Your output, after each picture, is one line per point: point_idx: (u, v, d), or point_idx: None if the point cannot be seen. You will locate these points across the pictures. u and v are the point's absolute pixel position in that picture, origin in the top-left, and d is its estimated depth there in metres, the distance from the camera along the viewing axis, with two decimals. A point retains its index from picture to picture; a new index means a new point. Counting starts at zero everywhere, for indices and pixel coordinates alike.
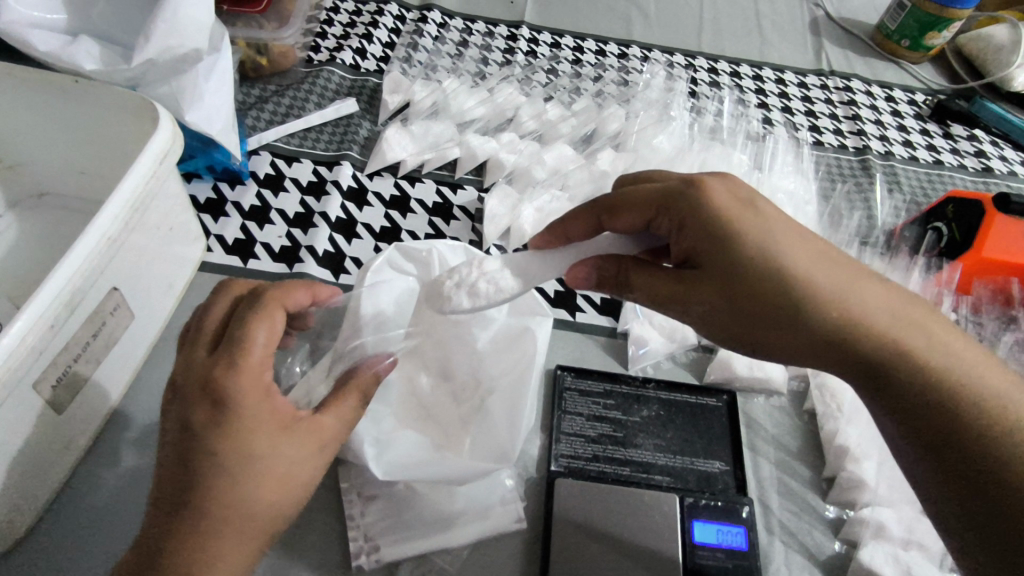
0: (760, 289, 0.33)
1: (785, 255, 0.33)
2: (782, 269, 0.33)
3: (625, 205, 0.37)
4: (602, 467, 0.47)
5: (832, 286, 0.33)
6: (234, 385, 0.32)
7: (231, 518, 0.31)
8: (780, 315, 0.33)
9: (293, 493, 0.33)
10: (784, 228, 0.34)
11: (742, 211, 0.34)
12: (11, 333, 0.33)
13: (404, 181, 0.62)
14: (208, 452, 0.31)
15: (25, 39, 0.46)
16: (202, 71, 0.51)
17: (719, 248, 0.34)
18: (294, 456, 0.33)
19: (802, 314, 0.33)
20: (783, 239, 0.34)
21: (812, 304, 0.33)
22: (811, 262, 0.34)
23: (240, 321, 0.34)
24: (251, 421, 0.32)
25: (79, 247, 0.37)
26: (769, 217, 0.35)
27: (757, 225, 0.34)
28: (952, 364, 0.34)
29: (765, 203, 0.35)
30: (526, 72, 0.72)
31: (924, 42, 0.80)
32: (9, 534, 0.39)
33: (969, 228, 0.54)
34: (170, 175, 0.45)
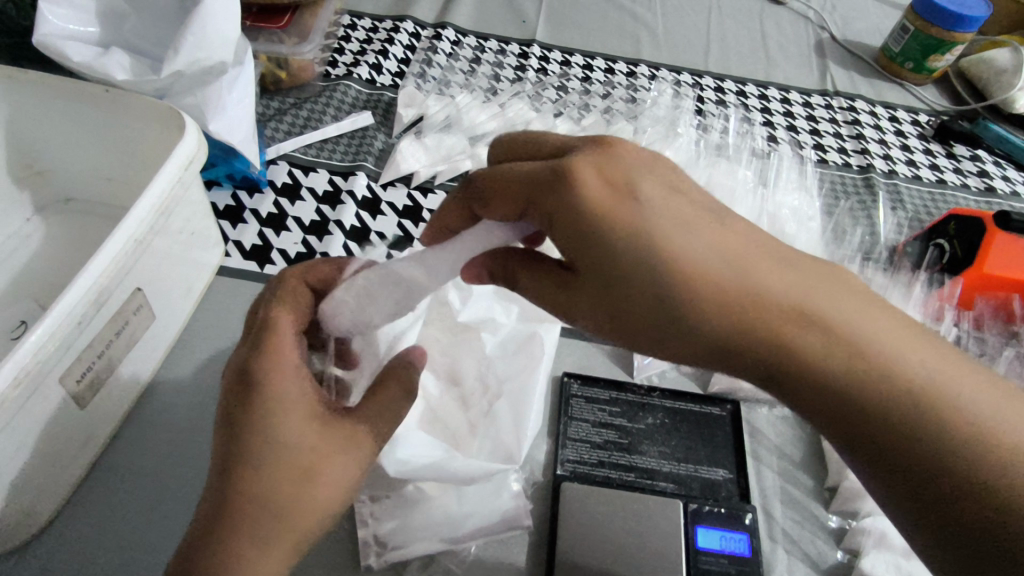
0: (638, 286, 0.33)
1: (648, 235, 0.33)
2: (659, 259, 0.33)
3: (490, 193, 0.37)
4: (608, 472, 0.47)
5: (698, 263, 0.33)
6: (256, 366, 0.33)
7: (253, 503, 0.31)
8: (655, 309, 0.33)
9: (317, 483, 0.32)
10: (659, 214, 0.34)
11: (605, 193, 0.34)
12: (42, 328, 0.35)
13: (417, 191, 0.64)
14: (233, 435, 0.32)
15: (60, 50, 0.48)
16: (225, 84, 0.54)
17: (592, 245, 0.34)
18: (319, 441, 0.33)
19: (684, 309, 0.33)
20: (651, 220, 0.33)
21: (685, 291, 0.32)
22: (688, 247, 0.33)
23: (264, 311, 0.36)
24: (275, 402, 0.32)
25: (106, 247, 0.38)
26: (640, 203, 0.34)
27: (618, 207, 0.34)
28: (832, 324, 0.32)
29: (637, 183, 0.34)
30: (537, 89, 0.74)
31: (927, 64, 0.82)
32: (30, 525, 0.40)
33: (970, 245, 0.55)
34: (193, 181, 0.46)
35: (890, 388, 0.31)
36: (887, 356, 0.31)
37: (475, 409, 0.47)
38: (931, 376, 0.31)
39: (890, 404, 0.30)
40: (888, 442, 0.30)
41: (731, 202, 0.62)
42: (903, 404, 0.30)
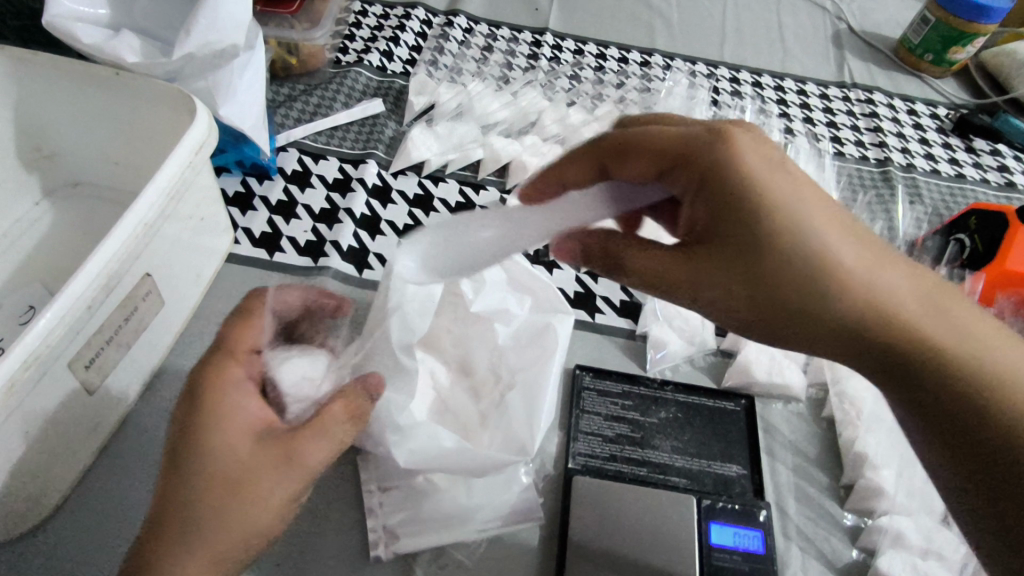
0: (772, 264, 0.33)
1: (743, 195, 0.34)
2: (794, 234, 0.33)
3: (635, 148, 0.38)
4: (619, 466, 0.47)
5: (790, 219, 0.33)
6: (201, 386, 0.36)
7: (182, 514, 0.32)
8: (758, 274, 0.34)
9: (243, 490, 0.33)
10: (803, 191, 0.34)
11: (710, 153, 0.35)
12: (51, 312, 0.34)
13: (428, 180, 0.63)
14: (174, 442, 0.35)
15: (70, 32, 0.47)
16: (237, 68, 0.53)
17: (728, 219, 0.34)
18: (248, 459, 0.34)
19: (817, 287, 0.33)
20: (761, 180, 0.34)
21: (833, 288, 0.33)
22: (828, 229, 0.33)
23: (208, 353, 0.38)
24: (209, 434, 0.34)
25: (116, 232, 0.38)
26: (795, 176, 0.35)
27: (723, 165, 0.34)
28: (903, 292, 0.33)
29: (790, 163, 0.35)
30: (549, 78, 0.73)
31: (947, 56, 0.80)
32: (37, 510, 0.40)
33: (991, 240, 0.54)
34: (204, 166, 0.46)
35: (951, 364, 0.32)
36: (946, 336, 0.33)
37: (486, 401, 0.46)
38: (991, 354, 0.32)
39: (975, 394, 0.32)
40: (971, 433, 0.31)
41: None
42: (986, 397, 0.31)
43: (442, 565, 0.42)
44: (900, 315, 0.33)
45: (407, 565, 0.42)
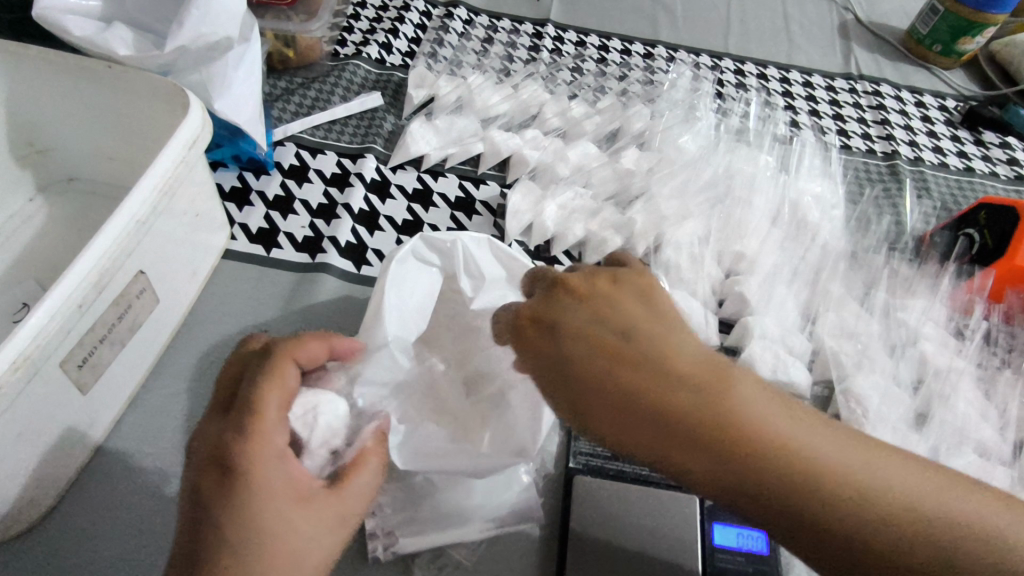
0: (594, 400, 0.32)
1: (589, 368, 0.32)
2: (591, 375, 0.32)
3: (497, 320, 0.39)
4: (621, 466, 0.45)
5: (635, 391, 0.31)
6: (247, 451, 0.31)
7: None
8: (609, 419, 0.31)
9: (297, 555, 0.31)
10: (586, 324, 0.34)
11: (544, 331, 0.35)
12: (40, 311, 0.34)
13: (428, 174, 0.62)
14: (216, 517, 0.30)
15: (61, 25, 0.46)
16: (231, 61, 0.52)
17: (554, 368, 0.33)
18: (306, 528, 0.31)
19: (629, 424, 0.30)
20: (576, 336, 0.33)
21: (643, 424, 0.30)
22: (614, 364, 0.32)
23: (250, 385, 0.33)
24: (263, 490, 0.31)
25: (108, 228, 0.37)
26: (578, 320, 0.34)
27: (558, 335, 0.34)
28: (786, 432, 0.29)
29: (566, 300, 0.35)
30: (551, 70, 0.72)
31: (956, 47, 0.79)
32: (32, 510, 0.39)
33: (1001, 235, 0.53)
34: (198, 161, 0.45)
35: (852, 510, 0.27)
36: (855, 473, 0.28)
37: (486, 399, 0.45)
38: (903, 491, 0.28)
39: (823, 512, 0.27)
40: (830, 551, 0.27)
41: (751, 190, 0.60)
42: (832, 513, 0.27)
43: (441, 566, 0.42)
44: (791, 462, 0.28)
45: (406, 566, 0.42)
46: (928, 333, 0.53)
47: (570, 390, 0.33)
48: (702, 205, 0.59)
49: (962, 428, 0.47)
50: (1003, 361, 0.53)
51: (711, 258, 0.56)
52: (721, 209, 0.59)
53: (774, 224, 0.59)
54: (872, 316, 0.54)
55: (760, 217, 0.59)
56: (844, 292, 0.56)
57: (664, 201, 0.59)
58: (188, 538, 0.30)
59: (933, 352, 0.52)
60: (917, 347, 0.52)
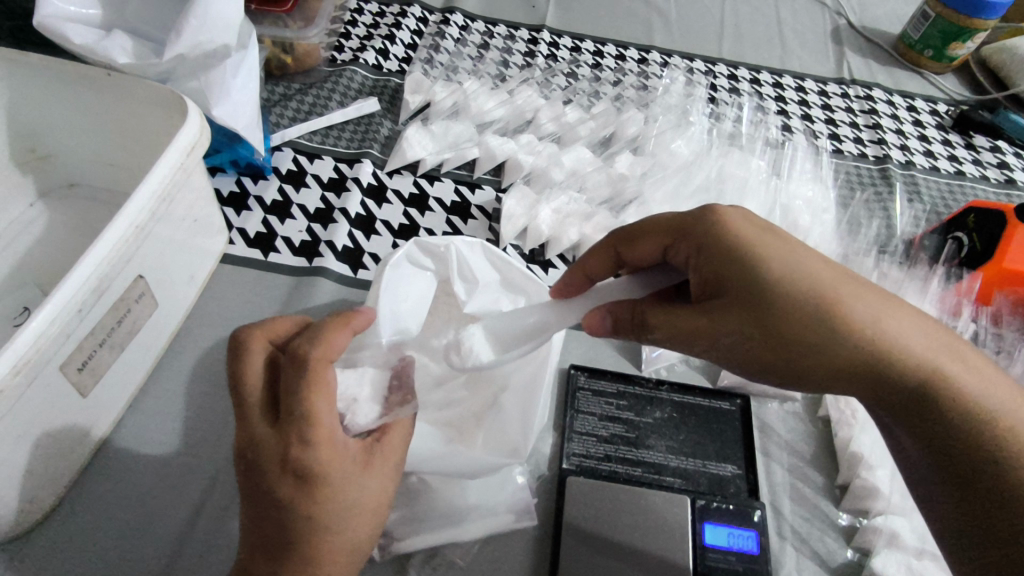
0: (790, 313, 0.33)
1: (804, 278, 0.34)
2: (799, 287, 0.34)
3: (646, 230, 0.40)
4: (614, 466, 0.47)
5: (861, 318, 0.33)
6: (316, 457, 0.32)
7: (340, 558, 0.33)
8: (799, 326, 0.33)
9: (377, 505, 0.35)
10: (803, 257, 0.35)
11: (763, 239, 0.36)
12: (41, 316, 0.34)
13: (424, 179, 0.63)
14: (301, 512, 0.32)
15: (60, 33, 0.47)
16: (230, 67, 0.53)
17: (743, 277, 0.35)
18: (374, 485, 0.35)
19: (826, 332, 0.33)
20: (788, 254, 0.35)
21: (842, 334, 0.33)
22: (824, 280, 0.34)
23: (294, 395, 0.33)
24: (337, 479, 0.33)
25: (107, 237, 0.38)
26: (788, 244, 0.36)
27: (783, 253, 0.35)
28: (974, 381, 0.33)
29: (778, 231, 0.37)
30: (546, 75, 0.72)
31: (947, 52, 0.80)
32: (32, 512, 0.40)
33: (989, 238, 0.53)
34: (196, 168, 0.46)
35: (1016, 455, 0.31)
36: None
37: (481, 401, 0.47)
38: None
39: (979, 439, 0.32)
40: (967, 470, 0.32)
41: (743, 193, 0.61)
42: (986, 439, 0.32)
43: (436, 566, 0.42)
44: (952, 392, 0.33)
45: (401, 566, 0.42)
46: None
47: (783, 311, 0.33)
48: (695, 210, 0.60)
49: None
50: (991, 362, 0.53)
51: None
52: None
53: None
54: None
55: None
56: None
57: (656, 205, 0.60)
58: (271, 531, 0.32)
59: None
60: None
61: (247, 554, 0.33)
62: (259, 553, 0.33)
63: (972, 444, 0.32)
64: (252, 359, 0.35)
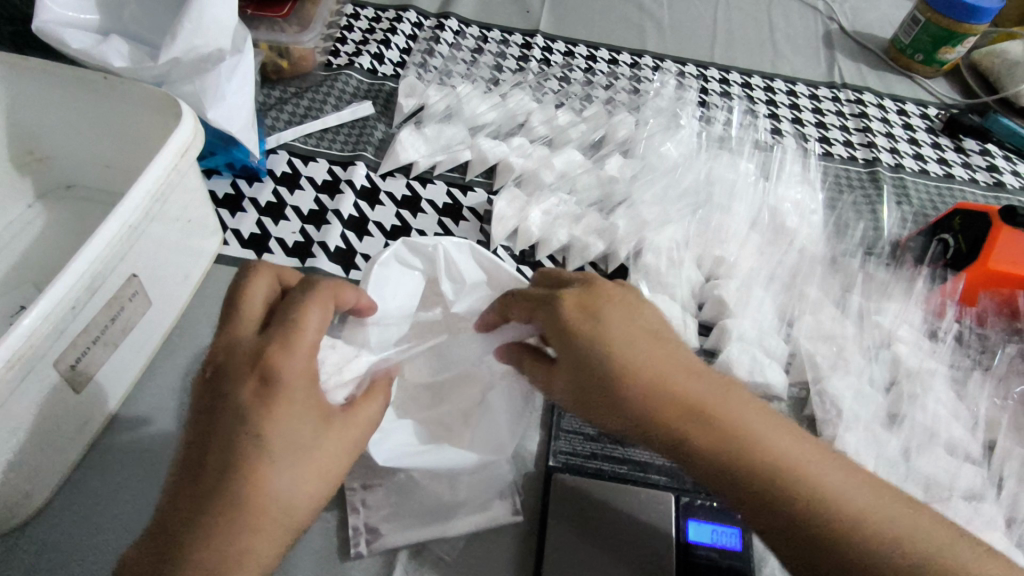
0: (605, 384, 0.35)
1: (620, 352, 0.35)
2: (615, 362, 0.35)
3: (515, 300, 0.40)
4: (600, 464, 0.47)
5: (673, 389, 0.35)
6: (291, 367, 0.33)
7: (268, 501, 0.31)
8: (609, 398, 0.35)
9: (323, 466, 0.33)
10: (622, 332, 0.36)
11: (588, 319, 0.36)
12: (34, 312, 0.35)
13: (416, 181, 0.64)
14: (254, 426, 0.31)
15: (58, 37, 0.48)
16: (223, 72, 0.54)
17: (569, 351, 0.36)
18: (328, 443, 0.33)
19: (634, 403, 0.35)
20: (609, 331, 0.36)
21: (652, 404, 0.34)
22: (633, 355, 0.35)
23: (292, 303, 0.35)
24: (296, 404, 0.32)
25: (100, 236, 0.39)
26: (608, 322, 0.36)
27: (601, 329, 0.36)
28: (779, 441, 0.34)
29: (609, 308, 0.37)
30: (538, 79, 0.73)
31: (937, 56, 0.80)
32: (25, 506, 0.41)
33: (975, 240, 0.54)
34: (190, 169, 0.47)
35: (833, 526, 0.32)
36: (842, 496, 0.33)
37: (468, 401, 0.47)
38: (878, 513, 0.32)
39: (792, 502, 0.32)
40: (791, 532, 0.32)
41: (731, 196, 0.62)
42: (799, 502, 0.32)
43: (423, 562, 0.43)
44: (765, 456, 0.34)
45: (388, 561, 0.43)
46: (903, 335, 0.54)
47: (599, 386, 0.35)
48: (683, 211, 0.61)
49: (932, 426, 0.49)
50: (975, 361, 0.54)
51: (691, 262, 0.57)
52: (702, 214, 0.61)
53: (754, 229, 0.60)
54: (847, 319, 0.55)
55: (740, 222, 0.60)
56: (821, 294, 0.57)
57: (645, 206, 0.61)
58: (214, 446, 0.31)
59: (907, 353, 0.53)
60: (891, 349, 0.53)
61: (181, 477, 0.31)
62: (194, 474, 0.31)
63: (788, 512, 0.32)
64: (256, 283, 0.36)
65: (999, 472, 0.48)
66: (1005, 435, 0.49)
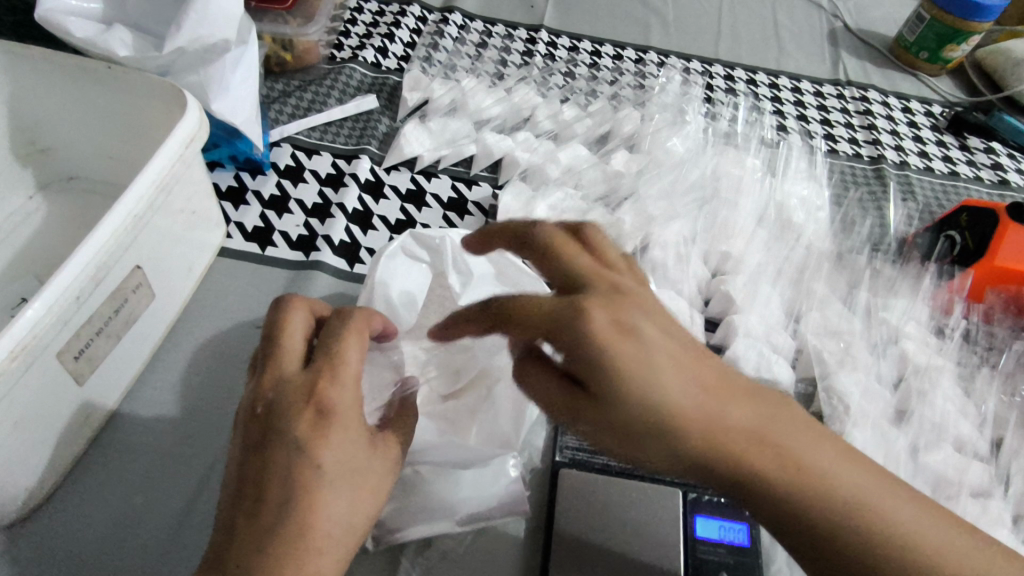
0: (641, 421, 0.29)
1: (664, 386, 0.29)
2: (654, 397, 0.29)
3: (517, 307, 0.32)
4: (606, 459, 0.46)
5: (727, 423, 0.29)
6: (341, 397, 0.32)
7: (332, 529, 0.30)
8: (647, 435, 0.29)
9: (375, 490, 0.33)
10: (663, 357, 0.30)
11: (622, 340, 0.29)
12: (37, 303, 0.35)
13: (421, 175, 0.64)
14: (313, 455, 0.30)
15: (62, 26, 0.47)
16: (229, 62, 0.53)
17: (595, 377, 0.29)
18: (376, 465, 0.33)
19: (674, 442, 0.29)
20: (650, 357, 0.29)
21: (697, 440, 0.29)
22: (679, 384, 0.29)
23: (334, 335, 0.34)
24: (350, 430, 0.32)
25: (104, 226, 0.38)
26: (647, 344, 0.30)
27: (640, 357, 0.29)
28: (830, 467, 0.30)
29: (641, 321, 0.30)
30: (543, 74, 0.73)
31: (942, 54, 0.80)
32: (27, 499, 0.40)
33: (982, 237, 0.54)
34: (195, 161, 0.46)
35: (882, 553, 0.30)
36: (895, 512, 0.30)
37: (474, 396, 0.46)
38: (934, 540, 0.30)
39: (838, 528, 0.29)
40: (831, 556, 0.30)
41: (738, 192, 0.61)
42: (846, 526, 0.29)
43: (428, 558, 0.42)
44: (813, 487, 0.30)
45: (394, 556, 0.42)
46: (909, 332, 0.54)
47: (636, 423, 0.29)
48: (689, 207, 0.60)
49: (939, 423, 0.48)
50: (981, 359, 0.54)
51: (698, 258, 0.57)
52: (708, 210, 0.61)
53: (760, 226, 0.60)
54: (854, 315, 0.55)
55: (746, 218, 0.60)
56: (828, 290, 0.56)
57: (651, 201, 0.60)
58: (273, 479, 0.29)
59: (915, 349, 0.52)
60: (898, 345, 0.53)
61: (236, 513, 0.29)
62: (252, 508, 0.29)
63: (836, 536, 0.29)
64: (293, 316, 0.35)
65: (1007, 468, 0.48)
66: (1012, 433, 0.49)
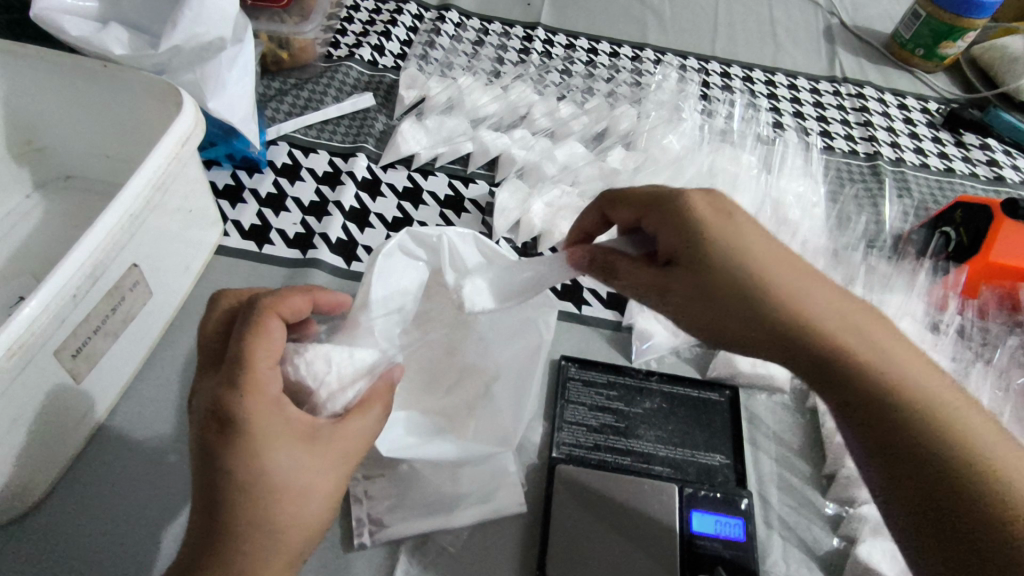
0: (728, 285, 0.33)
1: (757, 256, 0.33)
2: (743, 262, 0.33)
3: (621, 200, 0.39)
4: (603, 456, 0.47)
5: (805, 299, 0.32)
6: (244, 407, 0.31)
7: (261, 531, 0.31)
8: (737, 297, 0.33)
9: (313, 486, 0.33)
10: (759, 237, 0.34)
11: (718, 216, 0.34)
12: (34, 301, 0.35)
13: (418, 173, 0.64)
14: (222, 467, 0.30)
15: (57, 25, 0.47)
16: (224, 61, 0.53)
17: (683, 244, 0.34)
18: (312, 463, 0.33)
19: (762, 306, 0.32)
20: (746, 232, 0.34)
21: (785, 308, 0.32)
22: (776, 260, 0.33)
23: (236, 337, 0.34)
24: (263, 436, 0.31)
25: (100, 224, 0.38)
26: (743, 226, 0.34)
27: (735, 230, 0.34)
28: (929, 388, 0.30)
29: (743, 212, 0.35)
30: (540, 72, 0.73)
31: (938, 51, 0.80)
32: (24, 498, 0.40)
33: (976, 233, 0.54)
34: (191, 159, 0.46)
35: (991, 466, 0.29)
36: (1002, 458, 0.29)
37: (472, 393, 0.47)
38: None
39: (935, 440, 0.29)
40: (920, 473, 0.28)
41: (734, 188, 0.61)
42: (942, 440, 0.29)
43: (425, 554, 0.42)
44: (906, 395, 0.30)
45: (391, 552, 0.42)
46: (904, 328, 0.54)
47: (729, 287, 0.33)
48: None
49: None
50: (976, 355, 0.54)
51: None
52: None
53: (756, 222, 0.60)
54: None
55: None
56: None
57: None
58: (196, 489, 0.31)
59: None
60: None
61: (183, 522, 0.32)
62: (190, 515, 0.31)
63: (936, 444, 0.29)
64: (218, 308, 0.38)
65: None
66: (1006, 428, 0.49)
